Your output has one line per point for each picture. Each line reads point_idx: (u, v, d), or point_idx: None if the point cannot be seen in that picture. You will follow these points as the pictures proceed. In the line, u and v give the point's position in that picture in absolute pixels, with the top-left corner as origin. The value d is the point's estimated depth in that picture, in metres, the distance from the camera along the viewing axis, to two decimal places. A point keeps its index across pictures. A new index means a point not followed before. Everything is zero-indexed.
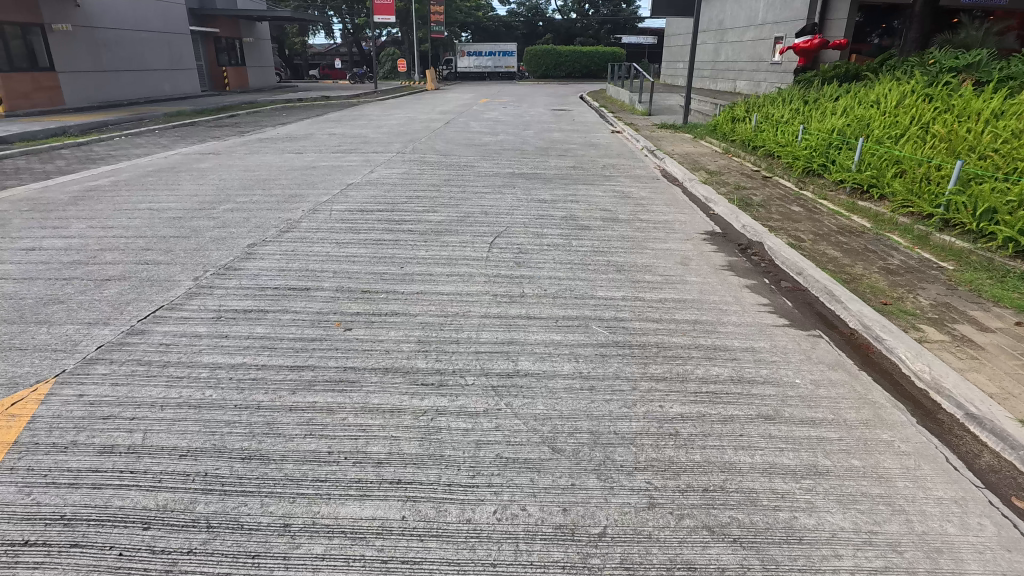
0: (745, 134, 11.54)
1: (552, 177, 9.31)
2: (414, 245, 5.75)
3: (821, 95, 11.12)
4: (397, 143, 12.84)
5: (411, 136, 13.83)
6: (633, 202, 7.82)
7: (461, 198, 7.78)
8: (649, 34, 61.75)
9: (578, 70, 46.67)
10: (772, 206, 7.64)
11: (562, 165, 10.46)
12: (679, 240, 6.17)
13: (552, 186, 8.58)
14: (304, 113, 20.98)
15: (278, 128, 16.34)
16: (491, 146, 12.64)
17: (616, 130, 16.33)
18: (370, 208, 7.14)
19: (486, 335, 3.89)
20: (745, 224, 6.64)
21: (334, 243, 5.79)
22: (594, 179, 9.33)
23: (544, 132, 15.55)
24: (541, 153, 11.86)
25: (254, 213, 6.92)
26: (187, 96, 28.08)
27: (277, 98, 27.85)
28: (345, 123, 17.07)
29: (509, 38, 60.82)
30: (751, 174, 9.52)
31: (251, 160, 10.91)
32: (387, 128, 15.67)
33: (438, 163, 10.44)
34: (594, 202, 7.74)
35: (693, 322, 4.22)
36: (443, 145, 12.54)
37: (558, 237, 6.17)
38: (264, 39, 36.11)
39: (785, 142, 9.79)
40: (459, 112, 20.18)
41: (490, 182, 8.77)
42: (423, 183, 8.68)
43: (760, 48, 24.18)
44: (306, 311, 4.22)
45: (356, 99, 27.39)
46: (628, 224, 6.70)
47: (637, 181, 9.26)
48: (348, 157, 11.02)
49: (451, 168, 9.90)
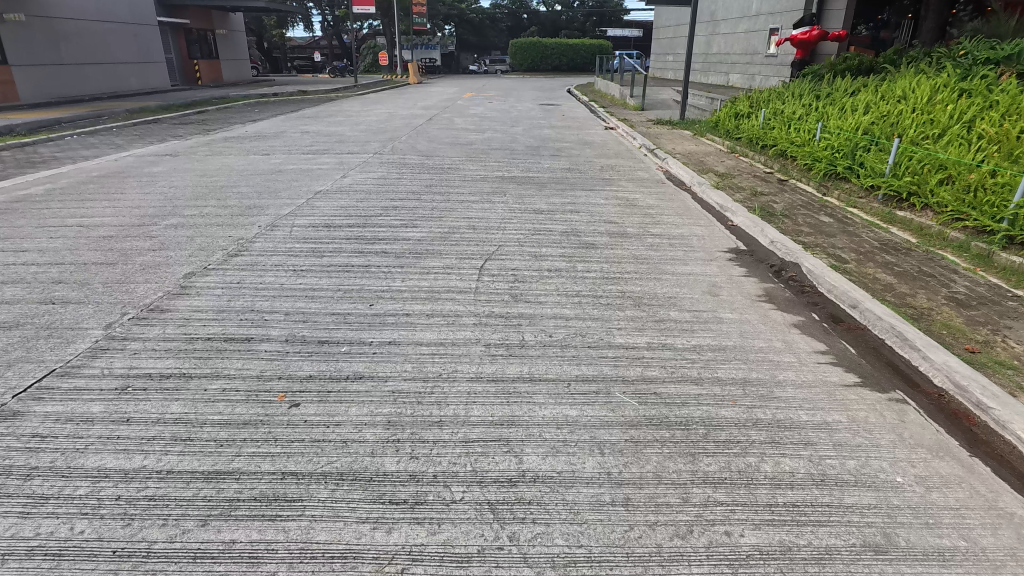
0: (753, 132, 10.64)
1: (547, 182, 8.36)
2: (388, 272, 4.79)
3: (836, 89, 10.23)
4: (375, 142, 11.81)
5: (390, 134, 12.80)
6: (641, 211, 6.90)
7: (444, 208, 6.83)
8: (634, 27, 60.90)
9: (565, 63, 45.69)
10: (798, 215, 6.76)
11: (556, 167, 9.52)
12: (702, 262, 5.25)
13: (547, 193, 7.63)
14: (278, 108, 19.80)
15: (247, 126, 15.15)
16: (477, 145, 11.65)
17: (610, 126, 15.40)
18: (339, 222, 6.16)
19: (478, 412, 2.95)
20: (774, 241, 5.72)
21: (291, 270, 4.80)
22: (592, 184, 8.39)
23: (534, 128, 14.60)
24: (532, 153, 10.88)
25: (201, 231, 5.90)
26: (156, 90, 26.66)
27: (251, 92, 26.54)
28: (321, 119, 15.97)
29: (493, 30, 59.54)
30: (766, 177, 8.63)
31: (211, 163, 9.81)
32: (365, 125, 14.60)
33: (419, 165, 9.45)
34: (596, 212, 6.79)
35: (742, 385, 3.30)
36: (425, 144, 11.55)
37: (559, 258, 5.23)
38: (238, 30, 34.63)
39: (801, 141, 8.92)
40: (442, 107, 19.09)
41: (477, 188, 7.82)
42: (402, 189, 7.72)
43: (754, 41, 23.39)
44: (243, 376, 3.24)
45: (335, 94, 26.26)
46: (639, 241, 5.78)
47: (641, 186, 8.33)
48: (319, 159, 9.98)
49: (434, 172, 8.92)
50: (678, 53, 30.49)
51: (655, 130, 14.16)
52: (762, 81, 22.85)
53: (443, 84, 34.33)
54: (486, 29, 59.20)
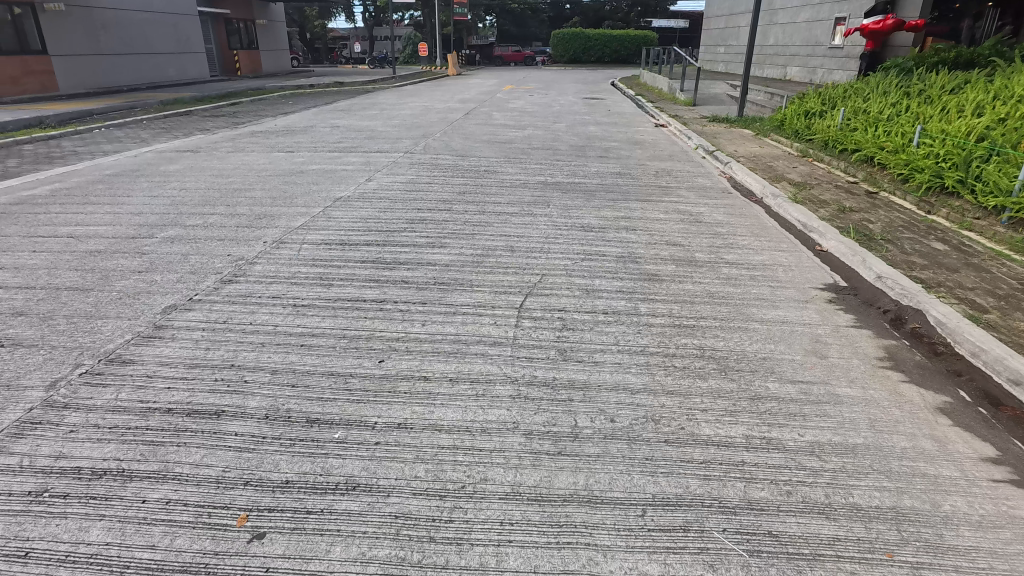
0: (830, 133, 9.40)
1: (596, 189, 7.37)
2: (407, 311, 3.91)
3: (930, 86, 8.93)
4: (407, 139, 10.99)
5: (424, 131, 11.97)
6: (709, 230, 5.85)
7: (478, 221, 5.93)
8: (681, 18, 58.72)
9: (608, 55, 44.15)
10: (902, 239, 5.61)
11: (605, 171, 8.50)
12: (796, 305, 4.21)
13: (598, 204, 6.64)
14: (312, 101, 19.21)
15: (277, 119, 14.54)
16: (518, 143, 10.70)
17: (661, 124, 14.23)
18: (356, 238, 5.33)
19: (515, 564, 2.04)
20: (882, 275, 4.63)
21: (291, 305, 3.97)
22: (647, 193, 7.36)
23: (578, 125, 13.56)
24: (578, 155, 9.87)
25: (200, 246, 5.14)
26: (195, 80, 26.53)
27: (288, 83, 26.17)
28: (354, 113, 15.26)
29: (535, 20, 58.19)
30: (852, 190, 7.44)
31: (231, 161, 9.14)
32: (398, 120, 13.81)
33: (452, 166, 8.58)
34: (657, 231, 5.77)
35: (893, 522, 2.29)
36: (461, 141, 10.67)
37: (617, 295, 4.27)
38: (278, 21, 34.40)
39: (894, 146, 7.68)
40: (480, 100, 18.16)
41: (517, 197, 6.89)
42: (432, 195, 6.88)
43: (817, 31, 21.71)
44: (197, 480, 2.39)
45: (372, 85, 25.62)
46: (713, 272, 4.76)
47: (705, 197, 7.25)
48: (345, 158, 9.20)
49: (469, 175, 8.02)
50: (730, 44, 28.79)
51: (710, 128, 12.96)
52: (824, 75, 21.18)
53: (482, 75, 33.33)
54: (528, 19, 57.92)
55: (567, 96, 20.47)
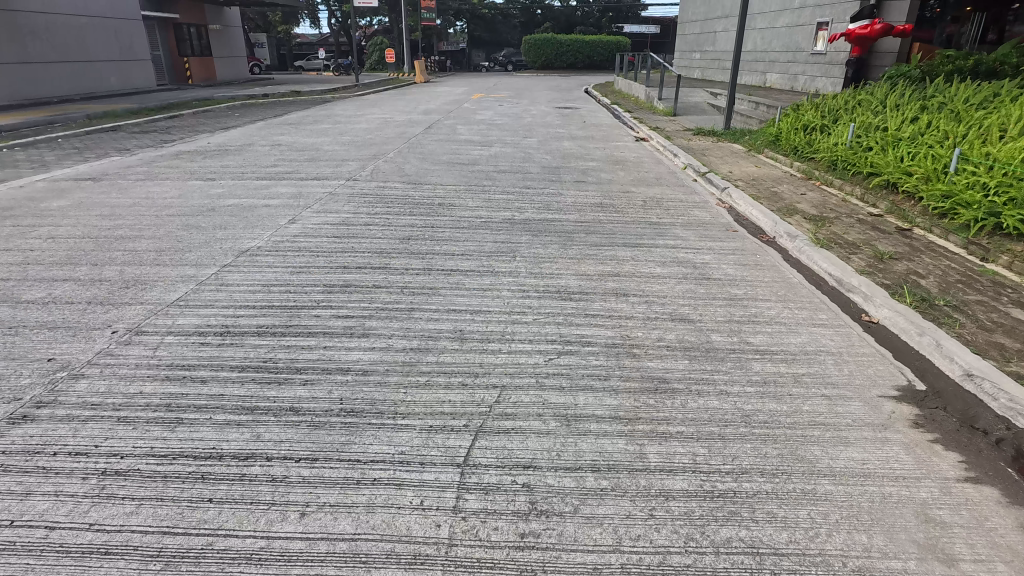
0: (838, 153, 8.21)
1: (572, 229, 6.02)
2: (284, 479, 2.47)
3: (953, 99, 7.77)
4: (354, 161, 9.53)
5: (376, 150, 10.51)
6: (721, 294, 4.51)
7: (423, 285, 4.51)
8: (653, 23, 58.14)
9: (581, 60, 43.13)
10: (971, 302, 4.34)
11: (584, 203, 7.16)
12: (873, 441, 2.85)
13: (576, 253, 5.28)
14: (260, 113, 17.56)
15: (213, 137, 12.94)
16: (483, 165, 9.32)
17: (642, 138, 12.98)
18: (246, 321, 3.87)
19: None
20: (974, 375, 3.33)
21: (94, 474, 2.48)
22: (636, 232, 6.03)
23: (551, 140, 12.23)
24: (550, 179, 8.51)
25: (14, 342, 3.60)
26: (139, 89, 24.58)
27: (241, 93, 24.40)
28: (302, 128, 13.71)
29: (506, 26, 57.00)
30: (878, 226, 6.21)
31: (135, 193, 7.58)
32: (349, 136, 12.33)
33: (401, 198, 7.15)
34: (654, 298, 4.39)
35: None
36: (417, 164, 9.25)
37: (608, 424, 2.89)
38: (234, 26, 32.56)
39: (926, 171, 6.46)
40: (444, 111, 16.76)
41: (475, 242, 5.52)
42: (370, 242, 5.47)
43: (798, 36, 20.78)
44: None
45: (331, 95, 23.97)
46: (740, 374, 3.39)
47: (706, 238, 5.92)
48: (274, 188, 7.72)
49: (420, 210, 6.61)
50: (706, 50, 27.86)
51: (696, 143, 11.74)
52: (806, 81, 20.26)
53: (449, 83, 31.91)
54: (498, 25, 56.70)
55: (538, 105, 19.17)
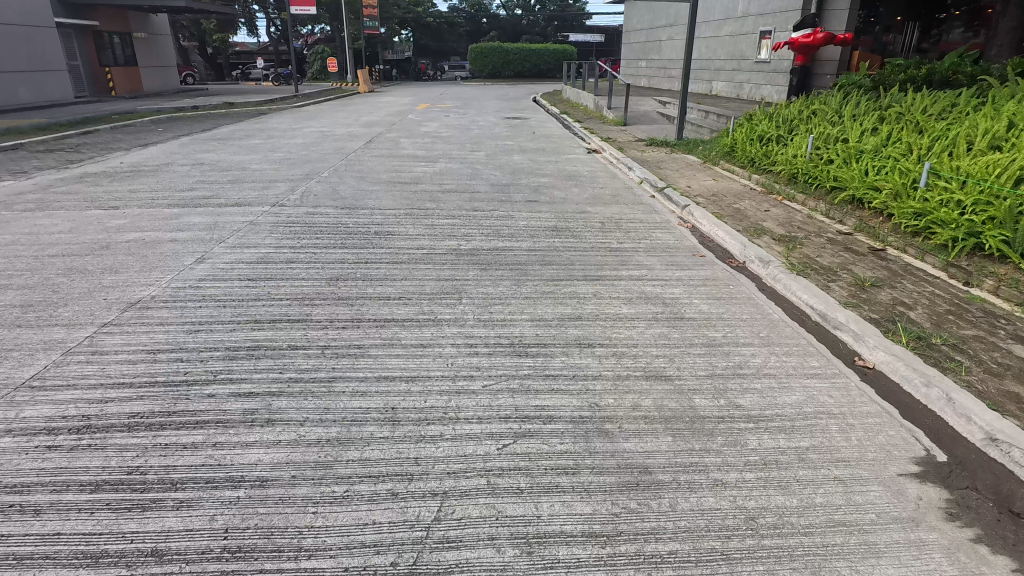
0: (799, 165, 7.90)
1: (526, 261, 5.37)
2: None
3: (911, 109, 7.57)
4: (283, 182, 8.64)
5: (309, 168, 9.63)
6: (699, 339, 3.94)
7: (350, 342, 3.76)
8: (597, 32, 58.79)
9: (528, 69, 42.93)
10: (969, 337, 3.92)
11: (538, 226, 6.54)
12: (908, 548, 2.29)
13: (530, 291, 4.63)
14: (185, 127, 16.28)
15: (127, 156, 11.71)
16: (426, 184, 8.60)
17: (595, 149, 12.53)
18: (115, 408, 3.03)
19: None
20: (1000, 440, 2.85)
21: None
22: (595, 261, 5.44)
23: (499, 154, 11.61)
24: (500, 199, 7.86)
25: None
26: (53, 102, 22.67)
27: (168, 105, 22.81)
28: (230, 144, 12.63)
29: (452, 34, 56.48)
30: (850, 246, 5.83)
31: (17, 227, 6.50)
32: (281, 153, 11.37)
33: (333, 225, 6.37)
34: (623, 348, 3.78)
35: None
36: (354, 184, 8.47)
37: (579, 549, 2.23)
38: (162, 35, 30.74)
39: (894, 185, 6.14)
40: (387, 124, 15.93)
41: (415, 281, 4.81)
42: (290, 286, 4.67)
43: (742, 45, 20.95)
44: None
45: (267, 106, 22.71)
46: (735, 453, 2.80)
47: (673, 266, 5.37)
48: (188, 216, 6.79)
49: (354, 240, 5.84)
50: (651, 58, 27.96)
51: (650, 155, 11.35)
52: (751, 89, 20.41)
53: (394, 93, 30.96)
54: (444, 33, 56.02)
55: (486, 116, 18.57)
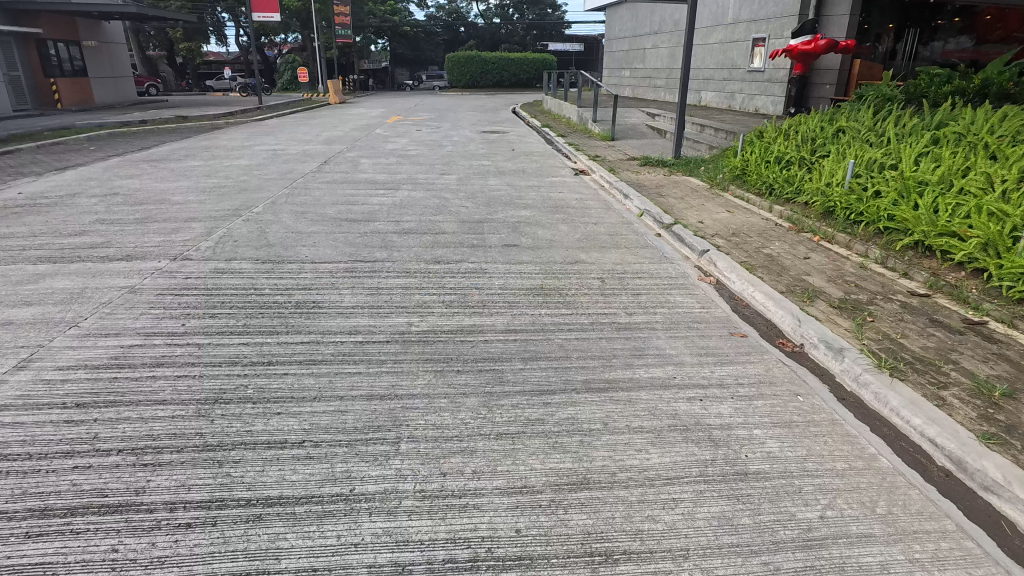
0: (837, 198, 6.49)
1: (502, 355, 3.78)
2: None
3: (972, 130, 6.21)
4: (203, 221, 6.95)
5: (242, 201, 7.96)
6: (787, 532, 2.38)
7: (186, 570, 2.13)
8: (576, 41, 57.82)
9: (507, 78, 41.58)
10: None
11: (518, 288, 4.96)
12: None
13: (508, 422, 3.04)
14: (123, 145, 14.44)
15: (34, 182, 9.88)
16: (380, 221, 6.98)
17: (583, 171, 11.06)
18: None
19: None
20: None
21: None
22: (600, 353, 3.85)
23: (473, 177, 10.04)
24: (472, 241, 6.28)
25: None
26: None
27: (115, 119, 20.84)
28: (161, 167, 10.88)
29: (428, 44, 55.12)
30: (936, 317, 4.37)
31: None
32: (217, 179, 9.66)
33: (241, 293, 4.73)
34: (665, 565, 2.20)
35: None
36: (290, 222, 6.82)
37: None
38: (115, 43, 28.70)
39: (984, 231, 4.69)
40: (349, 140, 14.27)
41: (334, 403, 3.19)
42: (134, 423, 3.02)
43: (733, 53, 19.74)
44: None
45: (225, 120, 20.89)
46: None
47: (706, 358, 3.84)
48: (51, 278, 5.09)
49: (264, 321, 4.21)
50: (635, 67, 26.71)
51: (647, 178, 9.88)
52: (744, 99, 19.14)
53: (366, 104, 29.24)
54: (421, 43, 54.58)
55: (461, 130, 17.03)
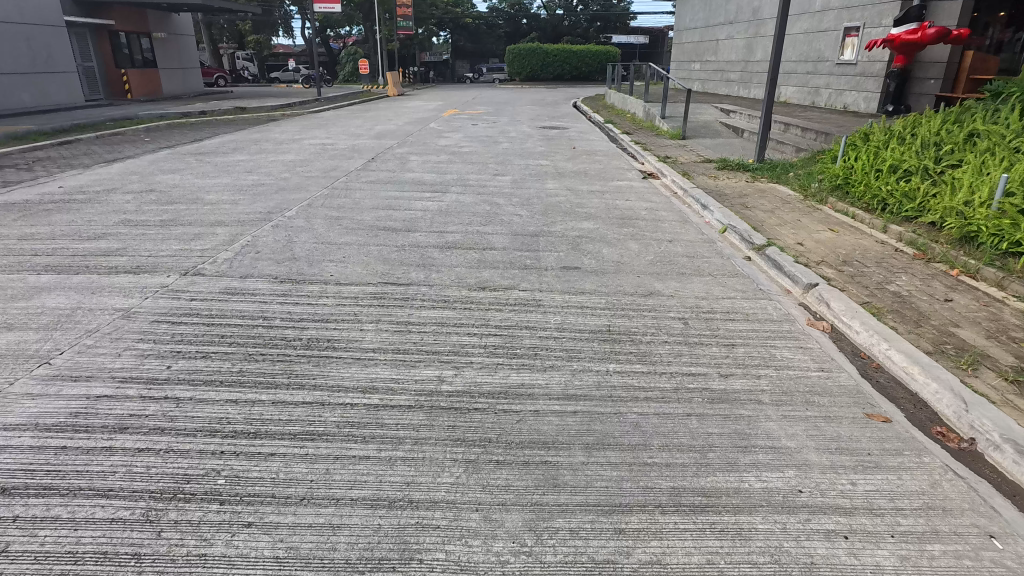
0: (982, 221, 5.19)
1: (555, 439, 2.83)
2: None
3: None
4: (230, 226, 6.30)
5: (276, 203, 7.30)
6: None
7: None
8: (641, 34, 55.82)
9: (568, 72, 40.35)
10: None
11: (578, 330, 4.00)
12: None
13: (564, 569, 2.10)
14: (176, 137, 14.26)
15: (78, 175, 9.60)
16: (422, 231, 6.15)
17: (652, 174, 9.91)
18: None
19: None
20: None
21: None
22: (689, 440, 2.86)
23: (528, 179, 9.11)
24: (525, 261, 5.34)
25: None
26: (60, 105, 21.08)
27: (178, 109, 20.97)
28: (206, 162, 10.45)
29: (489, 36, 54.39)
30: None
31: None
32: (257, 176, 9.08)
33: (246, 325, 3.96)
34: None
35: None
36: (322, 231, 6.08)
37: None
38: (184, 35, 29.22)
39: None
40: (401, 136, 13.59)
41: (327, 513, 2.34)
42: (60, 528, 2.25)
43: (820, 44, 17.93)
44: None
45: (282, 112, 20.64)
46: None
47: (840, 458, 2.77)
48: (46, 293, 4.48)
49: (265, 366, 3.41)
50: (706, 60, 25.02)
51: (727, 185, 8.66)
52: (830, 95, 17.35)
53: (425, 96, 28.67)
54: (482, 35, 53.94)
55: (518, 126, 16.08)
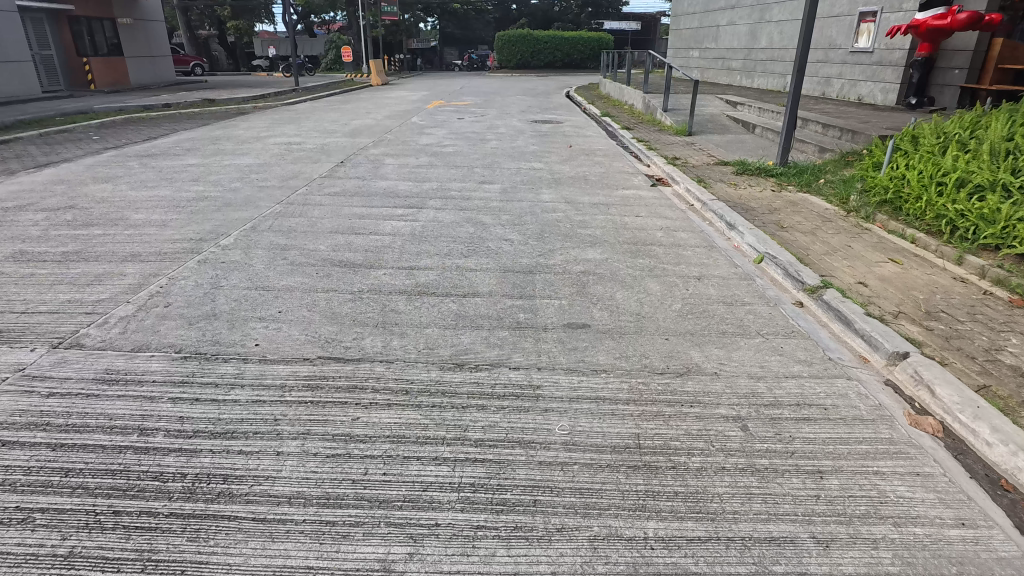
0: None
1: None
2: None
3: None
4: (146, 261, 5.01)
5: (214, 225, 6.00)
6: None
7: None
8: (633, 20, 54.19)
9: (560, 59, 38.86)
10: None
11: (594, 447, 2.77)
12: None
13: None
14: (128, 134, 12.84)
15: None
16: (388, 267, 4.89)
17: (661, 180, 8.64)
18: None
19: None
20: None
21: None
22: None
23: (519, 188, 7.84)
24: (516, 314, 4.11)
25: None
26: (13, 97, 19.46)
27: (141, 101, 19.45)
28: (150, 167, 9.10)
29: (478, 21, 52.56)
30: None
31: None
32: (202, 186, 7.76)
33: (109, 448, 2.70)
34: None
35: None
36: (261, 269, 4.82)
37: None
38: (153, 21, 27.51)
39: None
40: (378, 133, 12.25)
41: None
42: None
43: (833, 30, 16.63)
44: None
45: (254, 104, 19.20)
46: None
47: None
48: None
49: (110, 545, 2.18)
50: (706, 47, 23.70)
51: (750, 196, 7.42)
52: (843, 86, 16.14)
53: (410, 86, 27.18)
54: (470, 20, 52.18)
55: (508, 120, 14.76)
